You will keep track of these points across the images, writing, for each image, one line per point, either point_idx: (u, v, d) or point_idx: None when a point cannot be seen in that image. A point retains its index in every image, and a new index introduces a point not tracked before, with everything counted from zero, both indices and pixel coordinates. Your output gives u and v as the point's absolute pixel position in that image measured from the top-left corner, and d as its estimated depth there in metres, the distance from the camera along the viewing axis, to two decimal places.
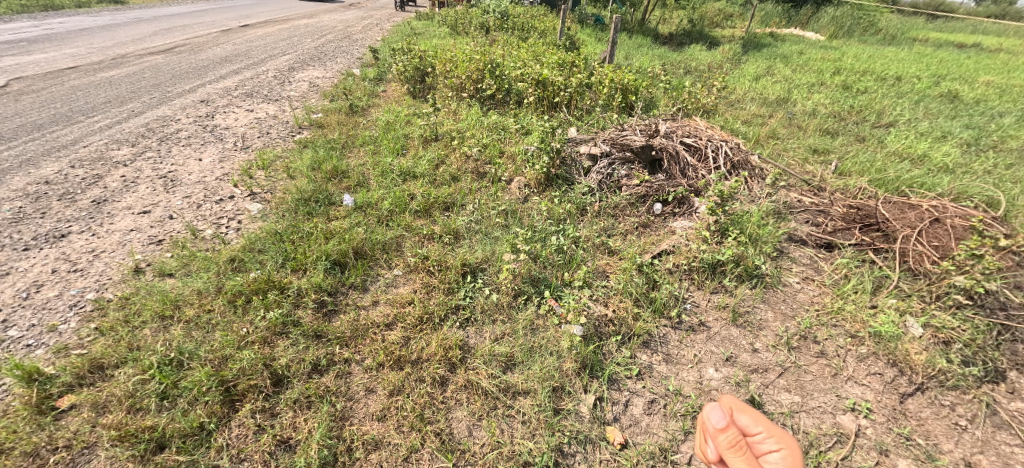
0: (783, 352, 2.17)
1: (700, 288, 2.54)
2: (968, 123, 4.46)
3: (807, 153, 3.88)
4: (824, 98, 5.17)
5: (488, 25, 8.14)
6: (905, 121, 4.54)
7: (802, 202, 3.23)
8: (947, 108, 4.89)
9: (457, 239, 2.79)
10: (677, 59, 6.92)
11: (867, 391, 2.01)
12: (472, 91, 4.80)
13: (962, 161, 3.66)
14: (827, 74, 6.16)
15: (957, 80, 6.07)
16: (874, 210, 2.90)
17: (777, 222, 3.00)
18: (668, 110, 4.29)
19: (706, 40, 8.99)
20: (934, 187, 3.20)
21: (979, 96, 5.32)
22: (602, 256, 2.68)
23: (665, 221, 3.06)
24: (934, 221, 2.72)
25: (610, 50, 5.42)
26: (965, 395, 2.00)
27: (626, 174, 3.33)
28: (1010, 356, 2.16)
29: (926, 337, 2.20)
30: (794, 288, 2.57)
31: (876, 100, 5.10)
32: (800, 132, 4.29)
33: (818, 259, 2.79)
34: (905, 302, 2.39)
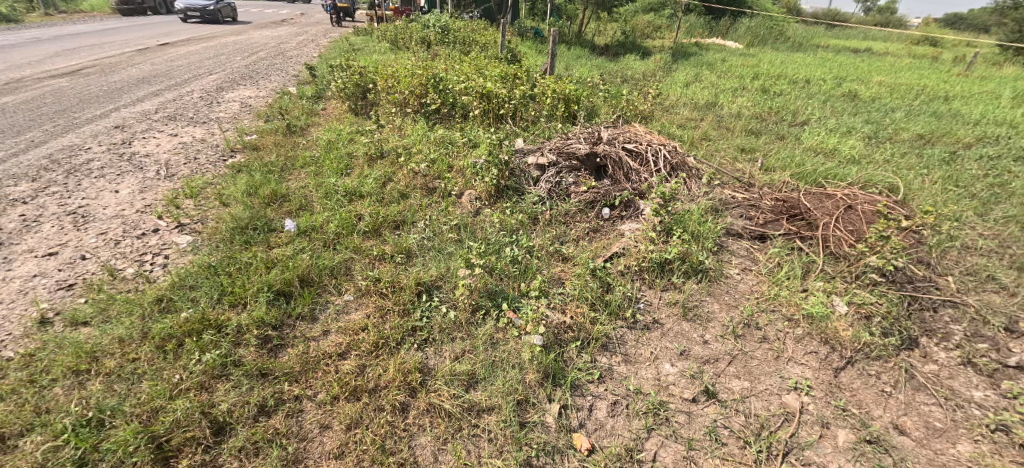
0: (730, 341, 2.30)
1: (651, 286, 2.64)
2: (866, 118, 5.03)
3: (736, 152, 4.19)
4: (747, 101, 5.63)
5: (428, 40, 8.13)
6: (816, 119, 5.04)
7: (736, 197, 3.47)
8: (849, 106, 5.49)
9: (410, 258, 2.72)
10: (613, 68, 7.26)
11: (806, 369, 2.18)
12: (416, 106, 4.75)
13: (866, 153, 4.11)
14: (748, 79, 6.72)
15: (855, 81, 6.83)
16: (797, 202, 3.18)
17: (716, 218, 3.20)
18: (609, 117, 4.48)
19: (639, 50, 9.53)
20: (845, 177, 3.56)
21: (873, 95, 6.03)
22: (557, 264, 2.72)
23: (615, 224, 3.18)
24: (848, 208, 3.02)
25: (550, 62, 5.59)
26: (886, 363, 2.22)
27: (574, 181, 3.44)
28: (919, 324, 2.42)
29: (851, 313, 2.42)
30: (735, 279, 2.74)
31: (791, 101, 5.62)
32: (729, 133, 4.63)
33: (754, 249, 3.00)
34: (831, 283, 2.62)
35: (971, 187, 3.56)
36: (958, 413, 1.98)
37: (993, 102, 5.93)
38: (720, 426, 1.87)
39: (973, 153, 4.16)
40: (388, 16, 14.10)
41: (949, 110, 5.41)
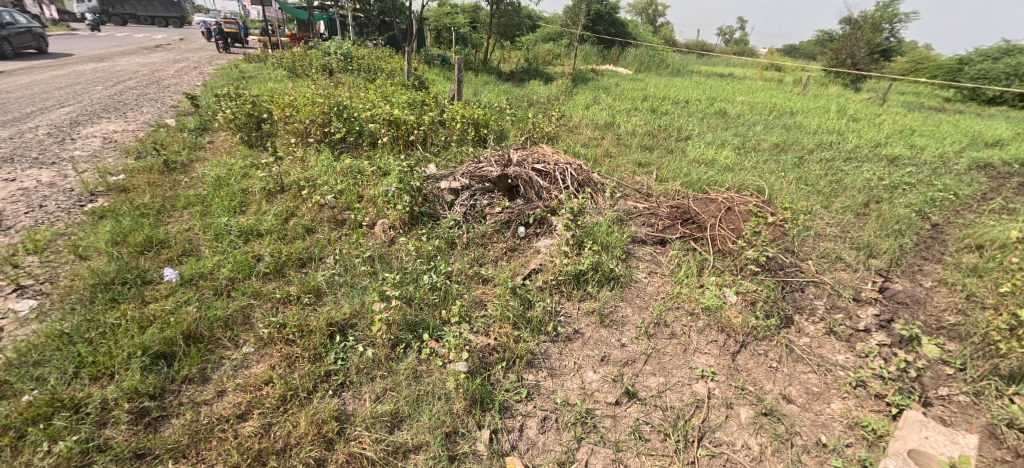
0: (644, 341, 2.47)
1: (570, 298, 2.75)
2: (735, 132, 5.86)
3: (634, 166, 4.60)
4: (639, 120, 6.25)
5: (330, 67, 7.84)
6: (696, 134, 5.76)
7: (637, 207, 3.81)
8: (721, 122, 6.36)
9: (319, 297, 2.53)
10: (520, 93, 7.63)
11: (709, 357, 2.40)
12: (319, 136, 4.52)
13: (737, 161, 4.77)
14: (638, 101, 7.48)
15: (724, 101, 7.96)
16: (687, 207, 3.58)
17: (621, 228, 3.46)
18: (518, 140, 4.67)
19: (542, 76, 10.15)
20: (723, 183, 4.09)
21: (738, 112, 7.06)
22: (478, 286, 2.73)
23: (531, 242, 3.30)
24: (728, 210, 3.46)
25: (457, 88, 5.70)
26: (771, 342, 2.54)
27: (488, 203, 3.52)
28: (792, 304, 2.82)
29: (739, 301, 2.75)
30: (643, 283, 2.96)
31: (675, 120, 6.36)
32: (627, 149, 5.08)
33: (656, 253, 3.29)
34: (721, 276, 2.95)
35: (816, 184, 4.30)
36: (826, 376, 2.34)
37: (824, 115, 7.28)
38: (643, 423, 1.98)
39: (815, 157, 5.05)
40: (285, 43, 13.36)
41: (794, 122, 6.52)
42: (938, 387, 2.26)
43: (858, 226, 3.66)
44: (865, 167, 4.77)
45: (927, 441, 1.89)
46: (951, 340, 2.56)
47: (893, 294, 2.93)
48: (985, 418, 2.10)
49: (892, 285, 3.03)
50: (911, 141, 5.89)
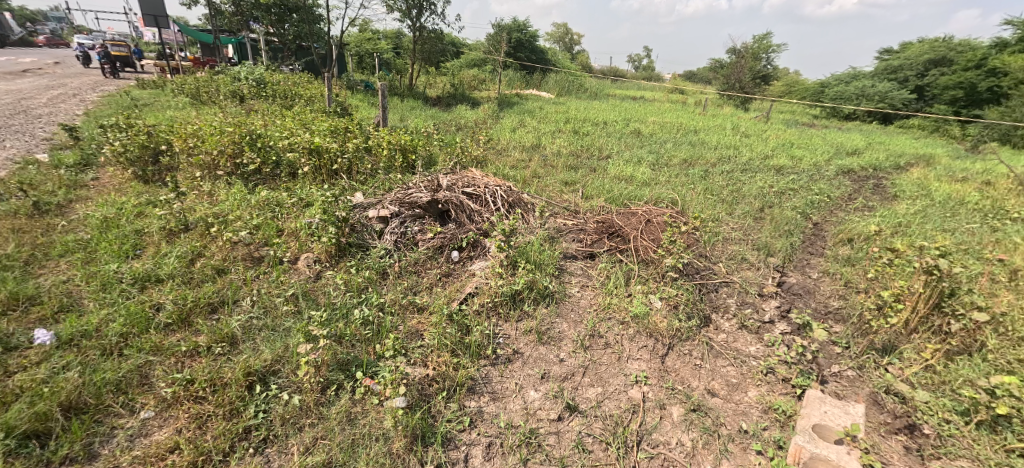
0: (580, 353, 2.55)
1: (507, 319, 2.78)
2: (649, 150, 6.39)
3: (561, 185, 4.82)
4: (563, 141, 6.59)
5: (241, 94, 7.34)
6: (615, 153, 6.19)
7: (566, 224, 3.99)
8: (636, 141, 6.92)
9: (235, 345, 2.30)
10: (447, 118, 7.70)
11: (641, 363, 2.55)
12: (230, 167, 4.18)
13: (652, 176, 5.20)
14: (561, 123, 7.90)
15: (637, 121, 8.68)
16: (611, 221, 3.82)
17: (552, 245, 3.60)
18: (447, 164, 4.69)
19: (469, 101, 10.36)
20: (642, 197, 4.42)
21: (650, 131, 7.73)
22: (413, 316, 2.66)
23: (465, 265, 3.31)
24: (648, 222, 3.73)
25: (382, 114, 5.62)
26: (693, 341, 2.76)
27: (420, 229, 3.49)
28: (709, 304, 3.09)
29: (664, 306, 2.96)
30: (576, 297, 3.09)
31: (595, 140, 6.80)
32: (553, 170, 5.32)
33: (587, 267, 3.45)
34: (646, 284, 3.16)
35: (720, 194, 4.80)
36: (742, 368, 2.58)
37: (722, 132, 8.22)
38: (585, 435, 2.03)
39: (717, 169, 5.65)
40: (186, 67, 12.26)
41: (698, 139, 7.28)
42: (830, 365, 2.59)
43: (757, 229, 4.13)
44: (758, 177, 5.43)
45: (826, 415, 2.20)
46: (836, 323, 2.96)
47: (788, 288, 3.34)
48: (868, 388, 2.44)
49: (787, 279, 3.45)
50: (791, 152, 6.83)
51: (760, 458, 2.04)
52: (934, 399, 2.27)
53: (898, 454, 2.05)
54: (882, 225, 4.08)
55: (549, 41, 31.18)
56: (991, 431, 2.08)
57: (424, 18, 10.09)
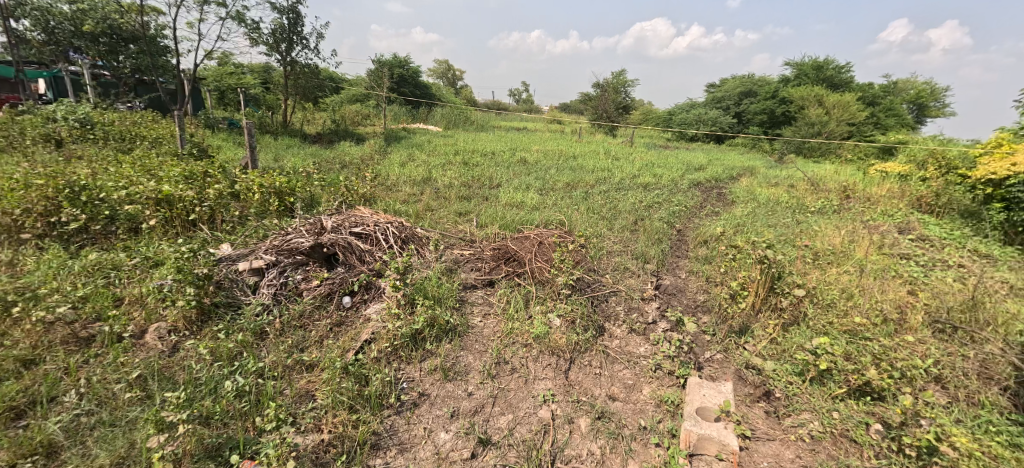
0: (488, 383, 2.57)
1: (410, 362, 2.69)
2: (535, 176, 6.82)
3: (455, 216, 4.87)
4: (454, 173, 6.70)
5: (55, 136, 6.01)
6: (505, 181, 6.47)
7: (464, 255, 4.02)
8: (523, 169, 7.34)
9: (56, 455, 1.81)
10: (329, 155, 7.29)
11: (547, 381, 2.64)
12: (40, 228, 3.36)
13: (540, 200, 5.54)
14: (451, 155, 8.04)
15: (523, 150, 9.24)
16: (506, 247, 3.95)
17: (451, 277, 3.59)
18: (332, 204, 4.42)
19: (354, 137, 9.98)
20: (533, 221, 4.67)
21: (535, 159, 8.27)
22: (302, 376, 2.41)
23: (359, 311, 3.12)
24: (540, 243, 3.95)
25: (251, 155, 5.09)
26: (591, 352, 2.95)
27: (303, 277, 3.21)
28: (601, 313, 3.35)
29: (562, 322, 3.12)
30: (479, 327, 3.11)
31: (485, 170, 7.05)
32: (447, 202, 5.34)
33: (487, 295, 3.50)
34: (544, 304, 3.31)
35: (600, 212, 5.31)
36: (635, 368, 2.82)
37: (596, 156, 9.17)
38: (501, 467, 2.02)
39: (596, 190, 6.25)
40: None
41: (577, 164, 8.01)
42: (703, 352, 2.98)
43: (633, 239, 4.64)
44: (629, 194, 6.15)
45: (705, 398, 2.48)
46: (703, 314, 3.43)
47: (664, 289, 3.79)
48: (733, 366, 2.84)
49: (662, 281, 3.91)
50: (653, 171, 7.90)
51: (659, 450, 2.24)
52: (780, 366, 2.74)
53: (760, 419, 2.43)
54: (725, 226, 4.91)
55: (432, 77, 31.80)
56: (820, 384, 2.57)
57: (295, 52, 9.53)
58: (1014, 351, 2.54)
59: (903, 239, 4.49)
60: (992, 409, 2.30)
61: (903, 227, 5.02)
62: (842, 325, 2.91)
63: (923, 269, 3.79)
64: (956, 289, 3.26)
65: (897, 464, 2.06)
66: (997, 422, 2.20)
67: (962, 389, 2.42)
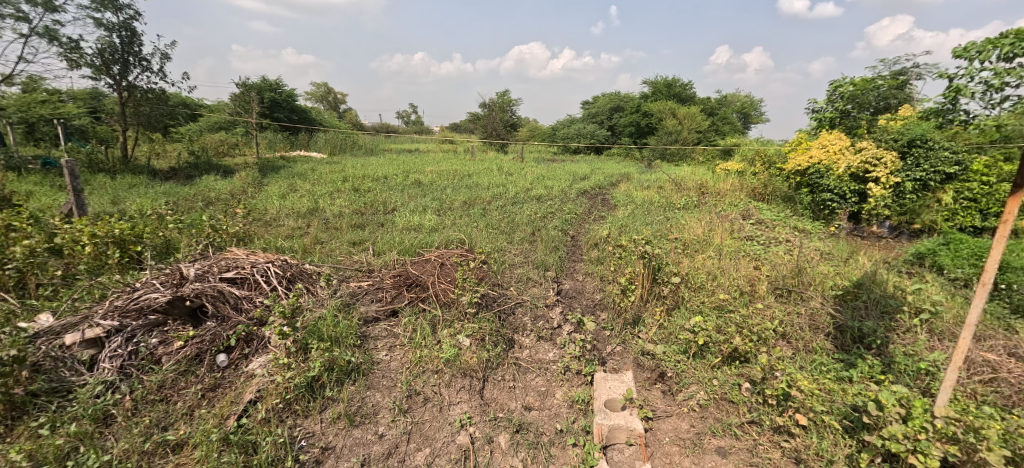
0: (400, 420, 2.45)
1: (308, 415, 2.45)
2: (432, 197, 6.73)
3: (348, 247, 4.56)
4: (344, 201, 6.28)
5: None
6: (400, 205, 6.26)
7: (361, 287, 3.77)
8: (419, 191, 7.19)
9: None
10: (187, 192, 6.29)
11: (463, 405, 2.60)
12: None
13: (439, 221, 5.48)
14: (339, 183, 7.53)
15: (416, 172, 9.07)
16: (407, 273, 3.80)
17: (348, 313, 3.34)
18: (195, 249, 3.82)
19: (219, 169, 8.79)
20: (432, 242, 4.59)
21: (430, 180, 8.17)
22: (169, 459, 2.04)
23: (238, 368, 2.73)
24: (442, 265, 3.89)
25: (77, 200, 4.17)
26: (503, 366, 2.97)
27: (160, 340, 2.71)
28: (509, 326, 3.40)
29: (472, 341, 3.09)
30: (385, 362, 2.94)
31: (378, 195, 6.75)
32: (338, 232, 4.97)
33: (391, 326, 3.33)
34: (452, 326, 3.25)
35: (499, 226, 5.43)
36: (546, 374, 2.91)
37: (490, 173, 9.40)
38: None
39: (492, 206, 6.39)
40: None
41: (473, 182, 8.12)
42: (604, 347, 3.21)
43: (533, 250, 4.83)
44: (524, 207, 6.40)
45: (611, 390, 2.67)
46: (601, 312, 3.69)
47: (565, 294, 4.00)
48: (632, 355, 3.10)
49: (562, 286, 4.13)
50: (544, 183, 8.36)
51: (575, 449, 2.32)
52: (668, 348, 3.07)
53: (659, 398, 2.69)
54: (611, 229, 5.39)
55: (310, 100, 29.65)
56: (701, 357, 2.93)
57: (133, 75, 8.10)
58: (829, 304, 3.22)
59: (746, 224, 5.42)
60: (822, 352, 2.85)
61: (745, 214, 6.06)
62: (711, 302, 3.37)
63: (762, 246, 4.61)
64: (786, 259, 4.03)
65: (764, 414, 2.42)
66: (825, 362, 2.74)
67: (800, 341, 2.97)
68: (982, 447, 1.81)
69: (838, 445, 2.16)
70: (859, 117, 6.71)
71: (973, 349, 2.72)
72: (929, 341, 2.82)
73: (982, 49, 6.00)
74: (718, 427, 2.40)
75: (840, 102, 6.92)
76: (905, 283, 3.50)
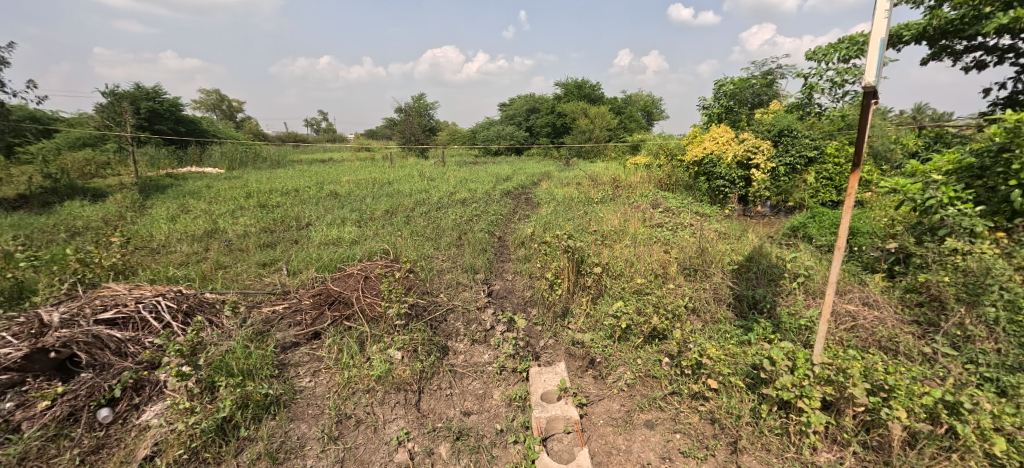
0: (332, 449, 2.30)
1: (222, 461, 2.20)
2: (350, 208, 6.38)
3: (258, 269, 4.15)
4: (249, 219, 5.70)
5: None
6: (315, 219, 5.85)
7: (276, 311, 3.44)
8: (335, 202, 6.77)
9: None
10: (43, 223, 5.27)
11: (399, 421, 2.51)
12: None
13: (360, 232, 5.21)
14: (241, 199, 6.82)
15: (331, 183, 8.53)
16: (328, 290, 3.56)
17: (261, 341, 3.04)
18: (59, 289, 3.22)
19: (86, 193, 7.49)
20: (354, 256, 4.34)
21: (347, 191, 7.73)
22: None
23: (127, 422, 2.36)
24: (366, 278, 3.70)
25: None
26: (439, 375, 2.92)
27: (18, 404, 2.27)
28: (443, 333, 3.34)
29: (404, 353, 2.99)
30: (309, 390, 2.73)
31: (289, 210, 6.23)
32: (244, 254, 4.50)
33: (313, 350, 3.09)
34: (381, 341, 3.10)
35: (424, 233, 5.30)
36: (482, 377, 2.91)
37: (412, 179, 9.17)
38: None
39: (416, 213, 6.23)
40: None
41: (394, 189, 7.85)
42: (537, 342, 3.30)
43: (461, 254, 4.79)
44: (449, 212, 6.33)
45: (546, 383, 2.75)
46: (532, 308, 3.78)
47: (496, 295, 4.03)
48: (564, 346, 3.22)
49: (492, 287, 4.15)
50: (468, 186, 8.34)
51: (517, 446, 2.34)
52: (595, 335, 3.24)
53: (591, 384, 2.83)
54: (536, 226, 5.54)
55: (200, 109, 26.44)
56: (626, 340, 3.13)
57: None
58: (728, 278, 3.63)
59: (656, 212, 5.90)
60: (725, 321, 3.20)
61: (655, 203, 6.60)
62: (631, 287, 3.62)
63: (671, 231, 5.06)
64: (691, 241, 4.46)
65: (682, 384, 2.66)
66: (729, 329, 3.08)
67: (707, 313, 3.30)
68: (849, 384, 2.16)
69: (743, 400, 2.44)
70: (740, 111, 7.65)
71: (837, 303, 3.24)
72: (806, 299, 3.31)
73: (826, 52, 7.18)
74: (644, 402, 2.59)
75: (724, 99, 7.83)
76: (785, 253, 4.07)
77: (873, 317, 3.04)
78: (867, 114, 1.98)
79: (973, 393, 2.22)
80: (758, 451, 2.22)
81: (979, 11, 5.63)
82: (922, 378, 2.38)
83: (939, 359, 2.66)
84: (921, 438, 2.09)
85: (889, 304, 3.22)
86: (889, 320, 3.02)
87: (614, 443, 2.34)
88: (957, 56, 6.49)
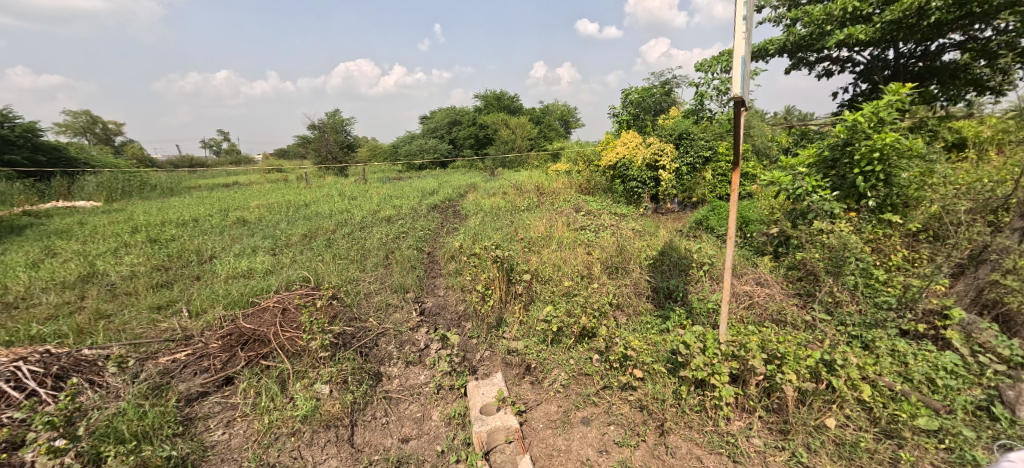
0: None
1: None
2: (262, 236, 5.87)
3: (151, 313, 3.64)
4: (137, 257, 5.00)
5: None
6: (220, 251, 5.29)
7: (176, 360, 3.02)
8: (244, 230, 6.19)
9: None
10: None
11: (331, 461, 2.35)
12: None
13: (276, 261, 4.82)
14: (126, 235, 5.96)
15: (238, 209, 7.78)
16: (239, 330, 3.24)
17: (160, 396, 2.67)
18: None
19: None
20: (269, 287, 4.00)
21: (258, 217, 7.10)
22: None
23: None
24: (285, 311, 3.43)
25: None
26: (372, 404, 2.78)
27: None
28: (374, 360, 3.19)
29: (331, 387, 2.80)
30: (222, 443, 2.46)
31: (187, 242, 5.57)
32: (132, 299, 3.92)
33: (226, 397, 2.78)
34: (305, 377, 2.88)
35: (348, 256, 5.05)
36: (419, 399, 2.84)
37: (331, 199, 8.70)
38: None
39: (338, 235, 5.90)
40: None
41: (311, 211, 7.38)
42: (474, 356, 3.29)
43: (388, 274, 4.62)
44: (374, 231, 6.09)
45: (484, 395, 2.74)
46: (466, 322, 3.77)
47: (428, 313, 3.94)
48: (499, 356, 3.24)
49: (425, 305, 4.07)
50: (392, 203, 8.10)
51: (459, 465, 2.31)
52: (529, 341, 3.31)
53: (529, 390, 2.88)
54: (465, 239, 5.54)
55: (65, 133, 22.66)
56: (559, 342, 3.24)
57: None
58: (646, 272, 3.92)
59: (579, 216, 6.21)
60: (646, 313, 3.46)
61: (577, 207, 6.93)
62: (560, 290, 3.75)
63: (593, 233, 5.35)
64: (611, 241, 4.75)
65: (612, 377, 2.81)
66: (650, 320, 3.33)
67: (630, 307, 3.54)
68: (749, 356, 2.45)
69: (666, 384, 2.65)
70: (645, 118, 8.36)
71: (737, 285, 3.66)
72: (711, 285, 3.69)
73: (710, 64, 8.13)
74: (580, 401, 2.69)
75: (631, 107, 8.52)
76: (691, 244, 4.50)
77: (765, 294, 3.48)
78: (739, 119, 2.28)
79: (843, 350, 2.63)
80: (682, 430, 2.42)
81: (822, 29, 6.75)
82: (805, 343, 2.77)
83: (817, 324, 3.11)
84: (809, 396, 2.43)
85: (777, 282, 3.70)
86: (777, 295, 3.48)
87: (554, 445, 2.41)
88: (811, 65, 7.71)
